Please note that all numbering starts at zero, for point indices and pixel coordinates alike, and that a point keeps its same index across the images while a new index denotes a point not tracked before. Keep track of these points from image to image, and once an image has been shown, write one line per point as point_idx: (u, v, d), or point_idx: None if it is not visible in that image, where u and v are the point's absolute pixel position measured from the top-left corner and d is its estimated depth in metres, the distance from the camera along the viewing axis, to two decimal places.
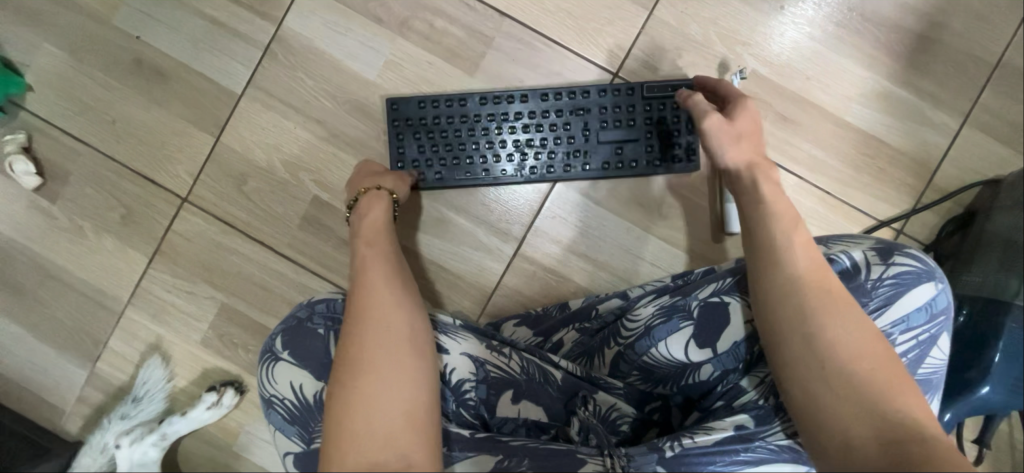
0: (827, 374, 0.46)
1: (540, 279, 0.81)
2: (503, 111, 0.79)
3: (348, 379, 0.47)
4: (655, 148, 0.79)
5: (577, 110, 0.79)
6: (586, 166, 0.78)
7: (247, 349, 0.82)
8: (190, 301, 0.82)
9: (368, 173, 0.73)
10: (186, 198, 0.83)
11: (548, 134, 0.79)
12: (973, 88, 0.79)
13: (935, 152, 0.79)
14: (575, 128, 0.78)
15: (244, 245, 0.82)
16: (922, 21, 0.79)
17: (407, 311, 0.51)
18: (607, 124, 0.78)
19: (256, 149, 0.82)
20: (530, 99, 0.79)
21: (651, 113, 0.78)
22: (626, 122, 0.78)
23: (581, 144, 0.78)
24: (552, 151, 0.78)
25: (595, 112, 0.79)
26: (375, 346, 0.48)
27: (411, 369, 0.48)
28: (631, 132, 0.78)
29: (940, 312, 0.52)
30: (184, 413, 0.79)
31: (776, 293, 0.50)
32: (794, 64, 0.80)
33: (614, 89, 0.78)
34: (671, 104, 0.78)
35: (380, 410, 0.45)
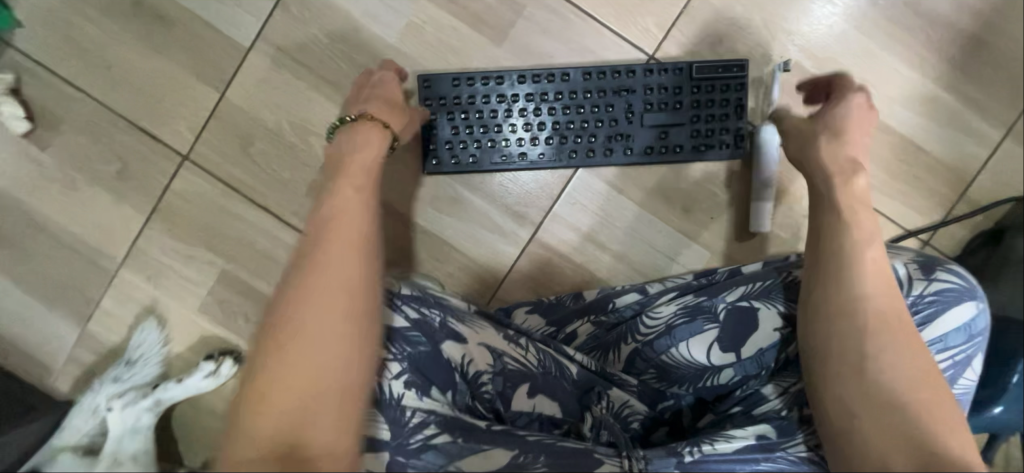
0: (880, 398, 0.45)
1: (554, 266, 0.78)
2: (543, 89, 0.74)
3: (281, 337, 0.44)
4: (702, 133, 0.74)
5: (620, 90, 0.74)
6: (628, 152, 0.75)
7: (247, 318, 0.79)
8: (190, 265, 0.79)
9: (367, 94, 0.64)
10: (187, 156, 0.78)
11: (589, 115, 0.74)
12: (1021, 99, 0.76)
13: (973, 164, 0.77)
14: (618, 110, 0.74)
15: (247, 210, 0.78)
16: (978, 23, 0.75)
17: (353, 292, 0.45)
18: (651, 106, 0.74)
19: (264, 109, 0.77)
20: (571, 77, 0.74)
21: (699, 95, 0.74)
22: (672, 104, 0.74)
23: (624, 127, 0.74)
24: (593, 135, 0.74)
25: (639, 93, 0.74)
26: (305, 305, 0.44)
27: (317, 336, 0.44)
28: (677, 114, 0.74)
29: (978, 333, 0.51)
30: (180, 380, 0.77)
31: (845, 311, 0.49)
32: (839, 59, 0.76)
33: (659, 69, 0.74)
34: (722, 85, 0.74)
35: (303, 402, 0.42)
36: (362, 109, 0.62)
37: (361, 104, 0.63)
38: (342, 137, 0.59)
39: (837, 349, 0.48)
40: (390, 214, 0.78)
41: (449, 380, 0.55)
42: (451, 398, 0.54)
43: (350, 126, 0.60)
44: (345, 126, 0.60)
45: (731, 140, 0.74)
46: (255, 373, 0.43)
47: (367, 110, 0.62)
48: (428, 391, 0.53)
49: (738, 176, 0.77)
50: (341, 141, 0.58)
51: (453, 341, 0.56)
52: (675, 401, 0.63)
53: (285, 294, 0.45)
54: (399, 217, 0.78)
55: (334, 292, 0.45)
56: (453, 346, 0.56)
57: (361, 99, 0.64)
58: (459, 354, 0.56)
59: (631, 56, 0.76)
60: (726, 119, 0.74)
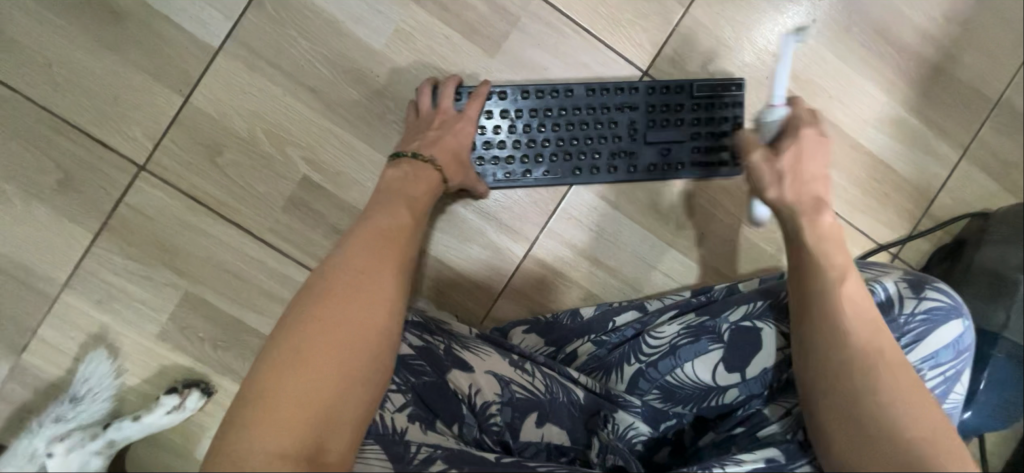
0: (857, 394, 0.48)
1: (549, 284, 0.77)
2: (546, 105, 0.73)
3: (313, 346, 0.43)
4: (703, 150, 0.75)
5: (623, 107, 0.73)
6: (632, 169, 0.74)
7: (215, 345, 0.72)
8: (147, 287, 0.71)
9: (437, 137, 0.68)
10: (144, 167, 0.71)
11: (592, 132, 0.73)
12: (974, 123, 0.82)
13: (934, 182, 0.82)
14: (621, 127, 0.73)
15: (216, 227, 0.71)
16: (937, 52, 0.81)
17: (385, 303, 0.47)
18: (654, 123, 0.74)
19: (236, 116, 0.71)
20: (574, 93, 0.73)
21: (699, 113, 0.74)
22: (674, 121, 0.74)
23: (628, 143, 0.73)
24: (596, 151, 0.73)
25: (642, 109, 0.74)
26: (346, 319, 0.45)
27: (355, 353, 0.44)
28: (679, 131, 0.74)
29: (965, 349, 0.54)
30: (137, 417, 0.69)
31: (820, 309, 0.52)
32: (818, 80, 0.79)
33: (661, 88, 0.74)
34: (721, 104, 0.75)
35: (317, 406, 0.41)
36: (432, 152, 0.67)
37: (428, 144, 0.67)
38: (411, 173, 0.64)
39: (818, 345, 0.51)
40: None
41: (455, 411, 0.54)
42: (458, 430, 0.53)
43: (422, 167, 0.65)
44: (417, 164, 0.65)
45: (728, 156, 0.75)
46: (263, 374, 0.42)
47: (434, 155, 0.66)
48: (433, 424, 0.52)
49: (729, 192, 0.78)
50: (409, 175, 0.64)
51: (460, 370, 0.57)
52: (676, 420, 0.63)
53: (308, 295, 0.46)
54: None
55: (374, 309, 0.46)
56: (460, 375, 0.56)
57: (430, 140, 0.67)
58: (466, 384, 0.56)
59: (626, 71, 0.76)
60: (724, 137, 0.75)
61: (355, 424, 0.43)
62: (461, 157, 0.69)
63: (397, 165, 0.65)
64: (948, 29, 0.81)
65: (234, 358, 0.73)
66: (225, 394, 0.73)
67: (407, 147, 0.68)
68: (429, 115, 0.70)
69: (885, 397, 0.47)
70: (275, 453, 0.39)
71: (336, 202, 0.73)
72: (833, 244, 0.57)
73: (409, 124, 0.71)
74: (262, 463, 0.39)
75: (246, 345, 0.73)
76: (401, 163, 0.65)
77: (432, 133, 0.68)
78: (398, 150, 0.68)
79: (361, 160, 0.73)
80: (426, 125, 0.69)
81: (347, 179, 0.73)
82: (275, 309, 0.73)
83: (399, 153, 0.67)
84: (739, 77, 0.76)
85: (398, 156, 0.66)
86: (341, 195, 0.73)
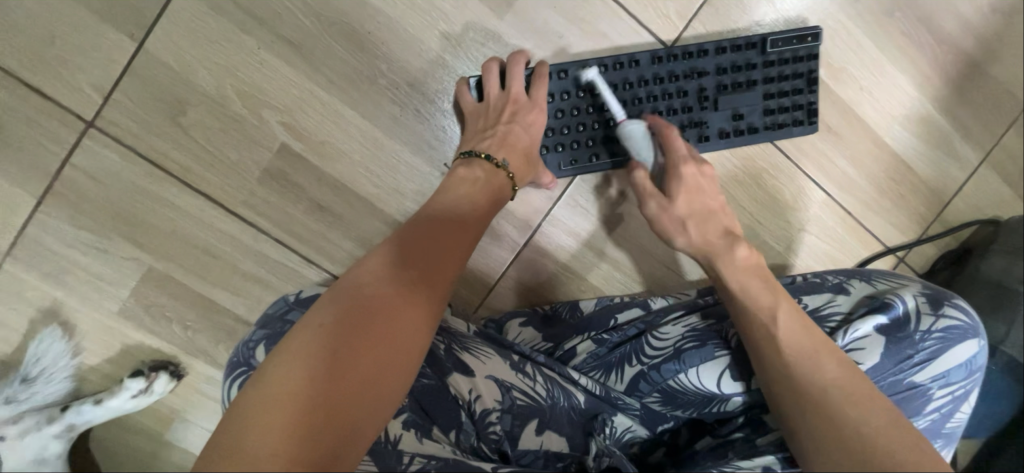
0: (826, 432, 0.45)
1: (549, 274, 0.72)
2: (610, 77, 0.66)
3: (348, 324, 0.40)
4: (776, 113, 0.69)
5: (692, 72, 0.67)
6: (704, 140, 0.68)
7: (184, 325, 0.67)
8: (103, 261, 0.64)
9: (507, 133, 0.61)
10: (93, 123, 0.61)
11: (661, 104, 0.67)
12: (1001, 126, 0.78)
13: (951, 186, 0.78)
14: (690, 95, 0.67)
15: (181, 197, 0.63)
16: (977, 46, 0.75)
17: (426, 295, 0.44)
18: (726, 88, 0.68)
19: (202, 69, 0.61)
20: (640, 62, 0.66)
21: (771, 72, 0.69)
22: (746, 84, 0.68)
23: (698, 112, 0.68)
24: (666, 122, 0.67)
25: (712, 74, 0.68)
26: (383, 300, 0.42)
27: (387, 338, 0.40)
28: (752, 95, 0.68)
29: (976, 369, 0.53)
30: (99, 401, 0.64)
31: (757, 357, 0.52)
32: (850, 69, 0.73)
33: (732, 47, 0.68)
34: (794, 60, 0.69)
35: (336, 389, 0.37)
36: (504, 153, 0.61)
37: (499, 143, 0.61)
38: (484, 178, 0.58)
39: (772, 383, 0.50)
40: (364, 209, 0.66)
41: (454, 419, 0.51)
42: (454, 438, 0.50)
43: (494, 171, 0.59)
44: (491, 168, 0.59)
45: (802, 117, 0.70)
46: (280, 366, 0.37)
47: (507, 156, 0.61)
48: (430, 431, 0.49)
49: (744, 185, 0.74)
50: (481, 181, 0.58)
51: (461, 373, 0.54)
52: (673, 422, 0.62)
53: (352, 277, 0.44)
54: (374, 213, 0.67)
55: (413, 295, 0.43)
56: (461, 378, 0.54)
57: (500, 137, 0.61)
58: (467, 389, 0.53)
59: (645, 42, 0.69)
60: (797, 95, 0.70)
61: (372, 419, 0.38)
62: (534, 154, 0.63)
63: (467, 165, 0.59)
64: (991, 21, 0.75)
65: (205, 340, 0.67)
66: (195, 377, 0.68)
67: (476, 145, 0.62)
68: (499, 106, 0.63)
69: (834, 415, 0.45)
70: (280, 442, 0.34)
71: (318, 175, 0.65)
72: (762, 279, 0.58)
73: (472, 115, 0.64)
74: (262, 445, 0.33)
75: (218, 327, 0.67)
76: (471, 164, 0.59)
77: (502, 128, 0.62)
78: (466, 149, 0.62)
79: (348, 129, 0.64)
80: (494, 118, 0.63)
81: (331, 150, 0.65)
82: (250, 289, 0.67)
83: (469, 152, 0.61)
84: (814, 25, 0.70)
85: (468, 156, 0.61)
86: (324, 167, 0.65)
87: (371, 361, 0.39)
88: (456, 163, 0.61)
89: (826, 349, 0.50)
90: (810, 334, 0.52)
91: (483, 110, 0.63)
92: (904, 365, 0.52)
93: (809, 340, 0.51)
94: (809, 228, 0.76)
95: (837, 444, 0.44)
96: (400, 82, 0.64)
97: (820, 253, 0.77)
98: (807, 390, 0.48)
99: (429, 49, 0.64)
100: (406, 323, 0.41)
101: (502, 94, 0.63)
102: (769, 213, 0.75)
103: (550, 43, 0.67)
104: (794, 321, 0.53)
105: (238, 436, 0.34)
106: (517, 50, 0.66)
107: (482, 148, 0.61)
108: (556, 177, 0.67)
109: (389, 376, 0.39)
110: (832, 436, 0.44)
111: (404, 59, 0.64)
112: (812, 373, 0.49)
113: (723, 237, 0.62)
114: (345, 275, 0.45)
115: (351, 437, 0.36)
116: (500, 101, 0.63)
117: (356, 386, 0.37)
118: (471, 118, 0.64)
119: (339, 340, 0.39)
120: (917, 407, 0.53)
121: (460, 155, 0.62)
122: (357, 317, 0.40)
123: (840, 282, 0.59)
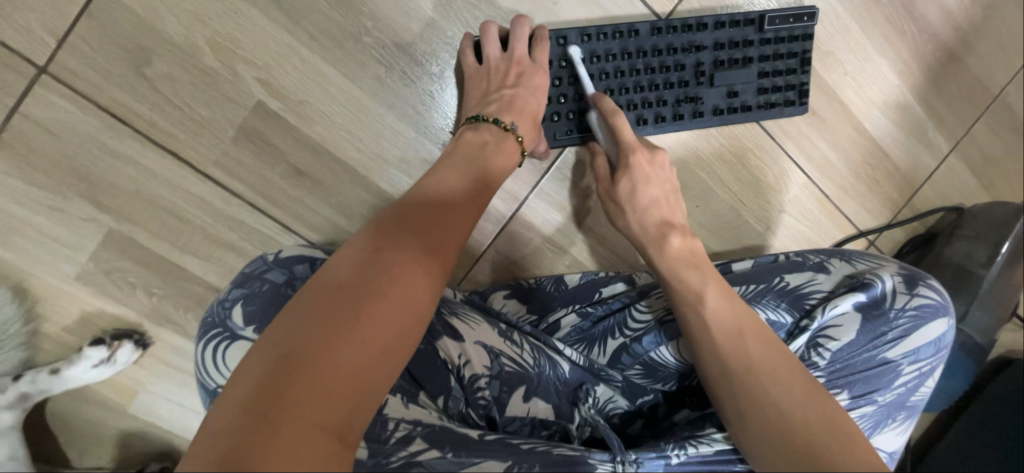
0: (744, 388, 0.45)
1: (534, 248, 0.71)
2: (608, 47, 0.65)
3: (344, 293, 0.38)
4: (769, 93, 0.70)
5: (689, 46, 0.67)
6: (697, 116, 0.69)
7: (149, 292, 0.63)
8: (59, 221, 0.59)
9: (514, 97, 0.60)
10: (46, 69, 0.56)
11: (658, 77, 0.67)
12: (972, 116, 0.81)
13: (922, 173, 0.81)
14: (687, 69, 0.67)
15: (145, 154, 0.59)
16: (955, 37, 0.78)
17: (422, 266, 0.41)
18: (721, 64, 0.68)
19: (170, 16, 0.57)
20: (639, 33, 0.66)
21: (766, 51, 0.69)
22: (742, 61, 0.69)
23: (694, 88, 0.68)
24: (661, 96, 0.67)
25: (709, 49, 0.68)
26: (381, 271, 0.39)
27: (380, 313, 0.37)
28: (747, 73, 0.69)
29: (943, 345, 0.56)
30: (56, 370, 0.61)
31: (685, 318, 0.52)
32: (837, 52, 0.74)
33: (730, 23, 0.68)
34: (789, 40, 0.70)
35: (327, 361, 0.34)
36: (512, 117, 0.60)
37: (507, 107, 0.60)
38: (492, 140, 0.58)
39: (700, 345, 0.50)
40: (345, 175, 0.64)
41: (443, 384, 0.50)
42: (442, 404, 0.49)
43: (503, 135, 0.59)
44: (498, 131, 0.58)
45: (793, 97, 0.72)
46: (274, 338, 0.36)
47: (515, 120, 0.60)
48: (417, 397, 0.48)
49: (731, 164, 0.74)
50: (490, 144, 0.57)
51: (450, 338, 0.53)
52: (653, 395, 0.62)
53: (354, 245, 0.42)
54: (356, 180, 0.64)
55: (410, 267, 0.40)
56: (450, 343, 0.53)
57: (507, 100, 0.60)
58: (456, 354, 0.52)
59: (641, 14, 0.68)
60: (790, 76, 0.71)
61: (363, 399, 0.35)
62: (539, 120, 0.63)
63: (474, 130, 0.58)
64: (970, 13, 0.77)
65: (173, 308, 0.64)
66: (162, 346, 0.65)
67: (482, 109, 0.61)
68: (503, 69, 0.61)
69: (757, 392, 0.44)
70: (265, 410, 0.32)
71: (296, 136, 0.62)
72: (694, 269, 0.56)
73: (475, 78, 0.62)
74: (250, 410, 0.32)
75: (187, 294, 0.64)
76: (479, 128, 0.59)
77: (508, 92, 0.60)
78: (473, 114, 0.60)
79: (330, 89, 0.61)
80: (499, 81, 0.61)
81: (312, 111, 0.61)
82: (222, 257, 0.64)
83: (476, 117, 0.59)
84: (810, 6, 0.70)
85: (475, 121, 0.59)
86: (303, 129, 0.62)
87: (388, 327, 0.37)
88: (463, 128, 0.59)
89: (759, 336, 0.48)
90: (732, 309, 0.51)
91: (485, 73, 0.62)
92: (879, 341, 0.54)
93: (734, 318, 0.50)
94: (789, 209, 0.78)
95: (775, 438, 0.41)
96: (387, 42, 0.61)
97: (797, 234, 0.79)
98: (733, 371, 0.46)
99: (417, 7, 0.61)
100: (421, 288, 0.40)
101: (505, 56, 0.62)
102: (751, 193, 0.76)
103: (544, 9, 0.65)
104: (718, 299, 0.52)
105: (245, 403, 0.32)
106: (516, 15, 0.64)
107: (489, 113, 0.60)
108: (550, 146, 0.67)
109: (385, 352, 0.37)
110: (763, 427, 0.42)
111: (392, 17, 0.61)
112: (734, 353, 0.47)
113: (660, 225, 0.63)
114: (356, 238, 0.43)
115: (360, 413, 0.34)
116: (504, 64, 0.61)
117: (367, 355, 0.36)
118: (473, 81, 0.62)
119: (354, 304, 0.37)
120: (887, 382, 0.54)
121: (466, 120, 0.60)
122: (371, 283, 0.38)
123: (821, 261, 0.61)
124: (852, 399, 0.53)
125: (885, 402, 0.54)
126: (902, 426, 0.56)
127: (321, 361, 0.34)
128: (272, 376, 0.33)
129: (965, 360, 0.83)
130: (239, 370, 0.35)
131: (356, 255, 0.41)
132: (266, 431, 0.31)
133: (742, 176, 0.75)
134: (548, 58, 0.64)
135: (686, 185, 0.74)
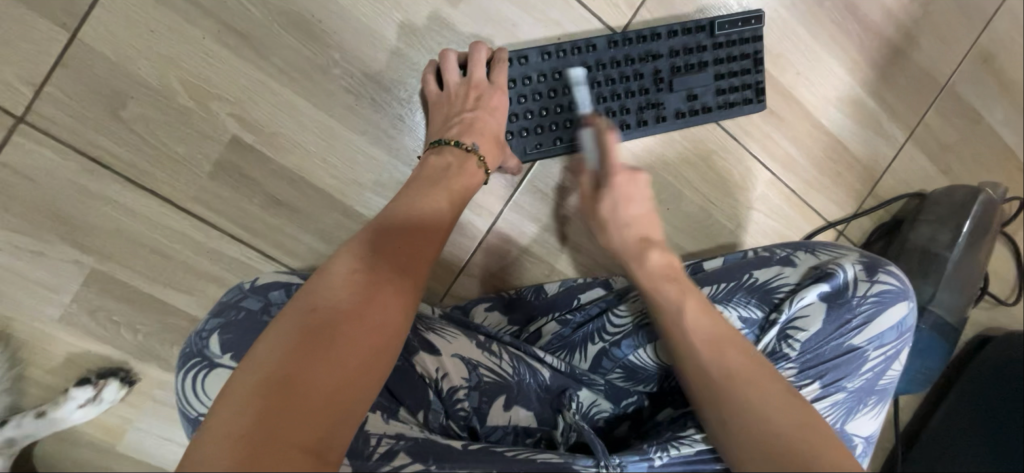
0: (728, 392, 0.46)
1: (513, 259, 0.73)
2: (568, 63, 0.68)
3: (324, 316, 0.39)
4: (726, 93, 0.74)
5: (646, 55, 0.70)
6: (661, 120, 0.72)
7: (134, 329, 0.64)
8: (42, 265, 0.60)
9: (474, 120, 0.63)
10: (23, 118, 0.58)
11: (619, 87, 0.70)
12: (923, 106, 0.85)
13: (882, 162, 0.84)
14: (647, 77, 0.71)
15: (125, 193, 0.61)
16: (898, 33, 0.82)
17: (396, 286, 0.43)
18: (679, 69, 0.71)
19: (144, 60, 0.59)
20: (597, 47, 0.69)
21: (720, 54, 0.73)
22: (698, 65, 0.72)
23: (655, 94, 0.71)
24: (624, 105, 0.70)
25: (665, 56, 0.71)
26: (357, 294, 0.41)
27: (360, 333, 0.39)
28: (704, 76, 0.72)
29: (906, 329, 0.58)
30: (41, 413, 0.61)
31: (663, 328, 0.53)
32: (788, 55, 0.78)
33: (683, 31, 0.71)
34: (741, 42, 0.74)
35: (309, 382, 0.35)
36: (473, 138, 0.62)
37: (468, 129, 0.62)
38: (455, 162, 0.60)
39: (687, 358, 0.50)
40: (322, 201, 0.65)
41: (422, 398, 0.51)
42: (423, 418, 0.50)
43: (465, 156, 0.61)
44: (460, 153, 0.61)
45: (751, 96, 0.75)
46: (256, 365, 0.36)
47: (476, 141, 0.62)
48: (397, 413, 0.48)
49: (696, 166, 0.77)
50: (453, 166, 0.59)
51: (427, 352, 0.54)
52: (637, 397, 0.63)
53: (331, 270, 0.43)
54: (333, 205, 0.66)
55: (385, 288, 0.42)
56: (427, 358, 0.54)
57: (467, 123, 0.63)
58: (434, 368, 0.54)
59: (597, 30, 0.71)
60: (745, 75, 0.74)
61: (344, 419, 0.36)
62: (501, 138, 0.65)
63: (438, 153, 0.61)
64: (910, 10, 0.82)
65: (158, 343, 0.65)
66: (148, 382, 0.65)
67: (445, 133, 0.63)
68: (462, 93, 0.64)
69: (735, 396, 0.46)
70: (249, 435, 0.33)
71: (272, 168, 0.63)
72: (673, 281, 0.56)
73: (437, 104, 0.64)
74: (236, 436, 0.33)
75: (171, 329, 0.65)
76: (442, 151, 0.61)
77: (468, 115, 0.63)
78: (436, 138, 0.63)
79: (302, 119, 0.63)
80: (460, 105, 0.64)
81: (287, 142, 0.63)
82: (205, 288, 0.65)
83: (438, 141, 0.62)
84: (757, 9, 0.74)
85: (438, 145, 0.62)
86: (278, 160, 0.63)
87: (367, 345, 0.39)
88: (426, 152, 0.62)
89: (731, 340, 0.50)
90: (712, 319, 0.51)
91: (447, 98, 0.64)
92: (844, 328, 0.56)
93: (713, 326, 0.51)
94: (757, 206, 0.81)
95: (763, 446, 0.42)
96: (356, 72, 0.64)
97: (768, 229, 0.82)
98: (715, 380, 0.47)
99: (382, 37, 0.64)
100: (396, 308, 0.42)
101: (463, 81, 0.64)
102: (720, 193, 0.79)
103: (504, 32, 0.68)
104: (692, 314, 0.52)
105: (229, 431, 0.33)
106: (474, 39, 0.67)
107: (451, 135, 0.62)
108: (520, 162, 0.69)
109: (364, 372, 0.38)
110: (755, 439, 0.43)
111: (359, 49, 0.64)
112: (712, 361, 0.48)
113: (639, 241, 0.60)
114: (333, 262, 0.44)
115: (342, 433, 0.36)
116: (463, 88, 0.64)
117: (347, 375, 0.37)
118: (436, 107, 0.64)
119: (329, 330, 0.38)
120: (855, 367, 0.56)
121: (429, 145, 0.63)
122: (348, 306, 0.40)
123: (786, 254, 0.63)
124: (823, 387, 0.55)
125: (855, 388, 0.56)
126: (875, 409, 0.57)
127: (303, 384, 0.35)
128: (256, 400, 0.34)
129: (941, 341, 0.85)
130: (222, 398, 0.35)
131: (334, 279, 0.42)
132: (246, 461, 0.32)
133: (708, 178, 0.78)
134: (508, 78, 0.67)
135: (655, 189, 0.76)
